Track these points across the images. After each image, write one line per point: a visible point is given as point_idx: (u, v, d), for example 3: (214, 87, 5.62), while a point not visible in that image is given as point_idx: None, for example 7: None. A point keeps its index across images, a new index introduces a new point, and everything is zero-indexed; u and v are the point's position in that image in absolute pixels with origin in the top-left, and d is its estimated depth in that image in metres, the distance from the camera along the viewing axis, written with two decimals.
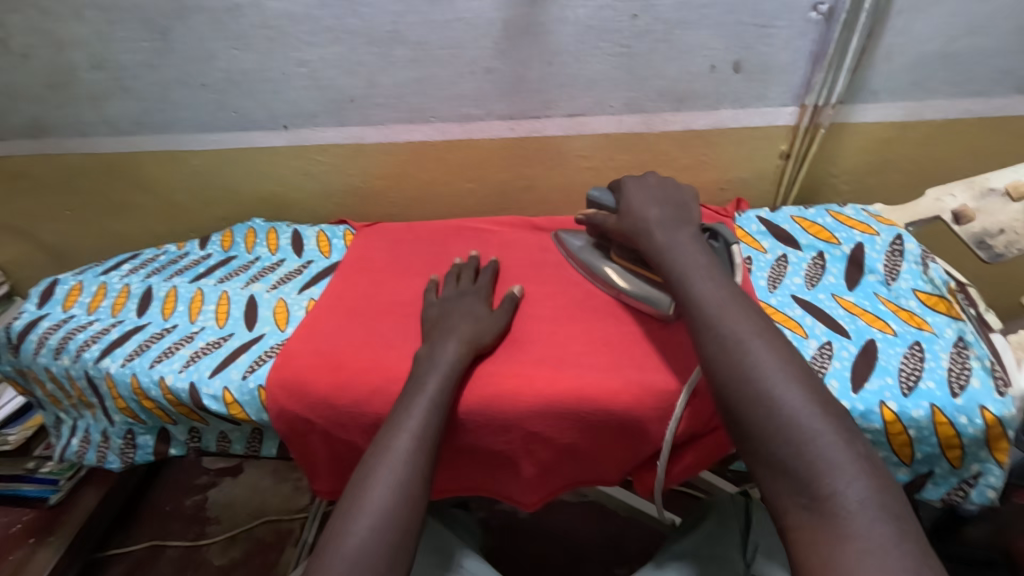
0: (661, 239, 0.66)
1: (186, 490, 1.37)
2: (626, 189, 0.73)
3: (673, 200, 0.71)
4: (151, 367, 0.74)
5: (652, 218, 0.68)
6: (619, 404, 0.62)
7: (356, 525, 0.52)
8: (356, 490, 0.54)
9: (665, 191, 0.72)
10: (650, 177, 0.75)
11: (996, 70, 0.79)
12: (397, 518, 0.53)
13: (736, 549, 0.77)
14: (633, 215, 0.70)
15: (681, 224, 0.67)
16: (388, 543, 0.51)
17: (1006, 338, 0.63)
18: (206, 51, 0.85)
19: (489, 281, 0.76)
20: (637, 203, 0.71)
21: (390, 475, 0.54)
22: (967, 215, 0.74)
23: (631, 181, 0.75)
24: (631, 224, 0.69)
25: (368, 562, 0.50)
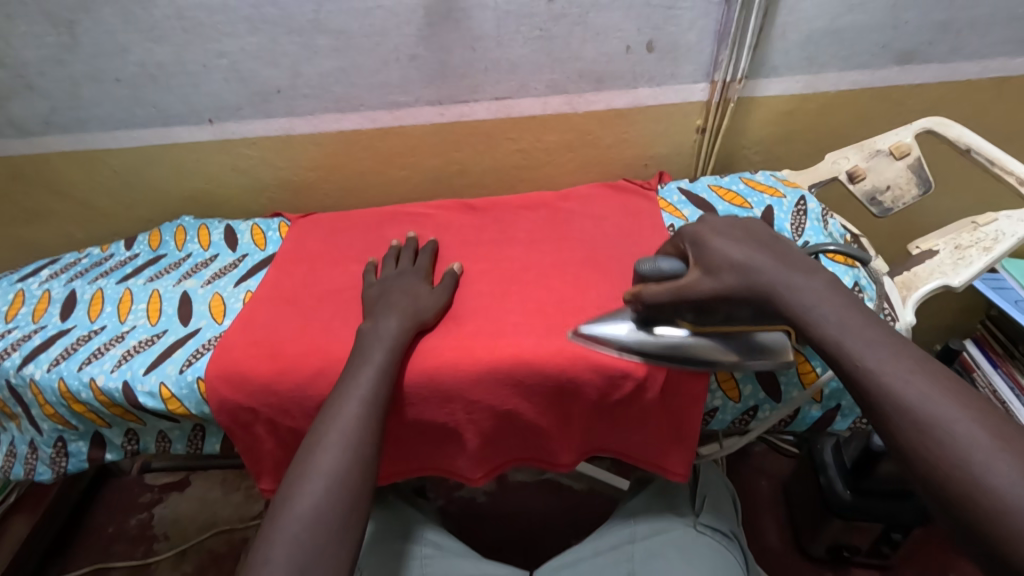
0: (803, 296, 0.47)
1: (129, 509, 1.32)
2: (708, 240, 0.54)
3: (770, 240, 0.53)
4: (79, 370, 0.71)
5: (771, 272, 0.49)
6: (556, 364, 0.66)
7: (311, 485, 0.52)
8: (305, 457, 0.55)
9: (749, 233, 0.55)
10: (716, 220, 0.57)
11: (876, 44, 0.87)
12: (348, 482, 0.54)
13: (686, 503, 0.81)
14: (741, 268, 0.50)
15: (809, 266, 0.49)
16: (341, 502, 0.52)
17: (892, 280, 0.70)
18: (118, 44, 0.82)
19: (428, 260, 0.78)
20: (734, 253, 0.52)
21: (341, 438, 0.56)
22: (859, 175, 0.83)
23: (700, 227, 0.56)
24: (743, 280, 0.50)
25: (323, 520, 0.51)
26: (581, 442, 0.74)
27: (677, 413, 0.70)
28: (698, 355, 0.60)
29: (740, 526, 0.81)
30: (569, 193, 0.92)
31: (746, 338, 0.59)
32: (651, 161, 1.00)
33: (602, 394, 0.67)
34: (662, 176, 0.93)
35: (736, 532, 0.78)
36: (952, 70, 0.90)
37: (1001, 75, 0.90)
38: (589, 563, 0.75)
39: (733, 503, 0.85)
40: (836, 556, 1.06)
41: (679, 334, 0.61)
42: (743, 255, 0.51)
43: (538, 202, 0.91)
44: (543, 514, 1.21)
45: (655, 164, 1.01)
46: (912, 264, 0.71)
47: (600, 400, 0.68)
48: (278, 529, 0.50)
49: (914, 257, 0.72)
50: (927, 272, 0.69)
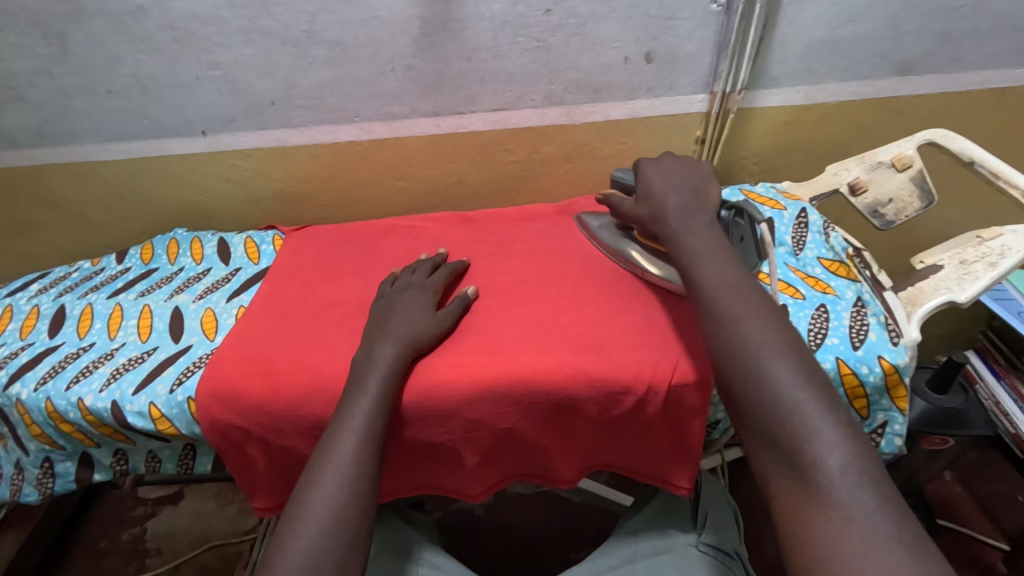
0: (678, 225, 0.64)
1: (121, 524, 1.30)
2: (645, 174, 0.71)
3: (691, 183, 0.69)
4: (67, 389, 0.69)
5: (673, 207, 0.66)
6: (555, 384, 0.64)
7: (305, 527, 0.51)
8: (301, 494, 0.54)
9: (681, 175, 0.70)
10: (665, 160, 0.73)
11: (875, 55, 0.86)
12: (345, 519, 0.52)
13: (687, 520, 0.79)
14: (652, 202, 0.68)
15: (699, 211, 0.66)
16: (338, 540, 0.51)
17: (897, 295, 0.69)
18: (110, 56, 0.81)
19: (444, 278, 0.75)
20: (655, 190, 0.69)
21: (337, 475, 0.54)
22: (861, 187, 0.82)
23: (648, 163, 0.73)
24: (650, 212, 0.68)
25: (316, 566, 0.49)
26: (582, 458, 0.73)
27: (678, 429, 0.68)
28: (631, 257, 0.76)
29: (743, 543, 0.79)
30: (567, 204, 0.91)
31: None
32: None
33: (602, 410, 0.66)
34: None
35: (739, 551, 0.76)
36: (952, 80, 0.89)
37: (1002, 85, 0.90)
38: None
39: (735, 519, 0.83)
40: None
41: (626, 240, 0.78)
42: (654, 193, 0.69)
43: (535, 214, 0.90)
44: (542, 528, 1.20)
45: None
46: (916, 279, 0.70)
47: (601, 416, 0.67)
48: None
49: (918, 273, 0.71)
50: (931, 287, 0.68)
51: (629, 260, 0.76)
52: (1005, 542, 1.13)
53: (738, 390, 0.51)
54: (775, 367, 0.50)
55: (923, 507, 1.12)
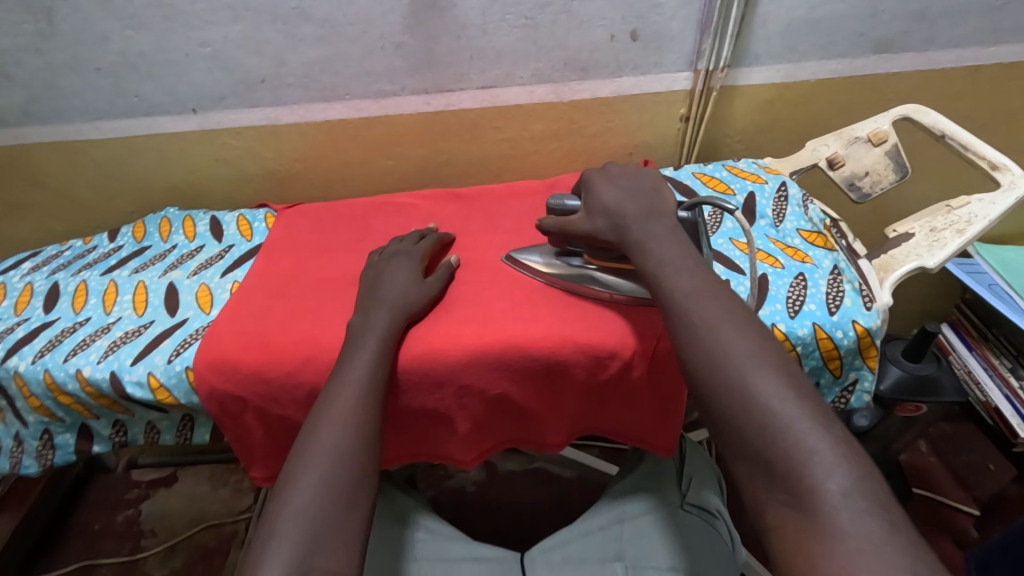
0: (639, 233, 0.62)
1: (115, 506, 1.31)
2: (594, 188, 0.69)
3: (643, 189, 0.68)
4: (65, 361, 0.70)
5: (631, 216, 0.64)
6: (543, 349, 0.67)
7: (313, 463, 0.53)
8: (308, 432, 0.56)
9: (632, 180, 0.69)
10: (611, 169, 0.72)
11: (854, 33, 0.89)
12: (352, 454, 0.54)
13: (673, 483, 0.82)
14: (609, 213, 0.66)
15: (656, 215, 0.64)
16: (347, 472, 0.53)
17: (871, 263, 0.72)
18: (98, 33, 0.81)
19: (432, 246, 0.77)
20: (608, 200, 0.67)
21: (342, 416, 0.56)
22: (839, 162, 0.85)
23: (595, 175, 0.71)
24: (607, 222, 0.66)
25: (328, 496, 0.51)
26: (570, 424, 0.75)
27: (662, 393, 0.71)
28: (594, 283, 0.71)
29: (725, 504, 0.82)
30: (556, 181, 0.93)
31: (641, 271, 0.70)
32: (636, 149, 1.01)
33: (589, 375, 0.69)
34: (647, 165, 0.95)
35: (721, 511, 0.80)
36: (927, 59, 0.92)
37: (975, 64, 0.93)
38: (578, 544, 0.75)
39: (717, 482, 0.86)
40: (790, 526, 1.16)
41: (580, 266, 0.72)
42: (609, 204, 0.66)
43: (525, 190, 0.92)
44: (533, 503, 1.23)
45: (640, 153, 1.02)
46: (889, 247, 0.73)
47: (588, 382, 0.69)
48: (283, 508, 0.50)
49: (891, 241, 0.74)
50: (903, 254, 0.71)
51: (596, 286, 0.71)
52: (976, 508, 1.18)
53: None
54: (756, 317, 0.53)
55: (898, 476, 1.17)
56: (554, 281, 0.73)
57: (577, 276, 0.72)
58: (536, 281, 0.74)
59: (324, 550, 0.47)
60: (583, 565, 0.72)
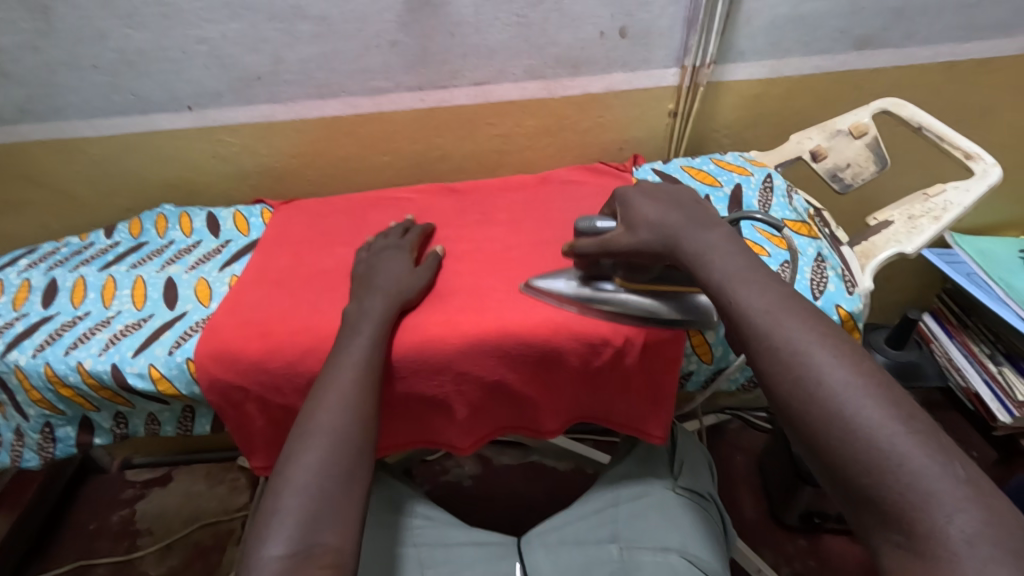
0: (694, 245, 0.56)
1: (111, 505, 1.31)
2: (632, 203, 0.63)
3: (686, 202, 0.62)
4: (66, 354, 0.71)
5: (680, 227, 0.58)
6: (538, 336, 0.68)
7: (315, 442, 0.54)
8: (308, 415, 0.57)
9: (671, 194, 0.63)
10: (646, 184, 0.66)
11: (835, 30, 0.92)
12: (351, 436, 0.56)
13: (665, 468, 0.84)
14: (655, 225, 0.60)
15: (709, 225, 0.58)
16: (347, 453, 0.54)
17: (853, 250, 0.75)
18: (96, 30, 0.82)
19: (417, 238, 0.79)
20: (652, 213, 0.61)
21: (342, 398, 0.58)
22: (822, 154, 0.87)
23: (630, 190, 0.65)
24: (655, 235, 0.59)
25: (330, 472, 0.52)
26: (566, 411, 0.78)
27: (654, 378, 0.73)
28: (629, 309, 0.68)
29: (716, 488, 0.84)
30: (548, 175, 0.95)
31: (676, 296, 0.68)
32: (626, 144, 1.03)
33: (584, 361, 0.71)
34: (637, 159, 0.97)
35: (712, 494, 0.82)
36: (906, 55, 0.95)
37: (951, 60, 0.96)
38: (574, 527, 0.77)
39: (708, 467, 0.88)
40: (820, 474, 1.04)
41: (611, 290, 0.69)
42: (656, 217, 0.60)
43: (518, 184, 0.94)
44: (528, 495, 1.25)
45: (630, 148, 1.04)
46: (869, 234, 0.76)
47: (582, 368, 0.71)
48: (285, 484, 0.51)
49: (871, 229, 0.77)
50: (883, 241, 0.73)
51: (629, 311, 0.68)
52: None
53: None
54: None
55: None
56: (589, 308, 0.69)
57: (612, 301, 0.69)
58: (566, 308, 0.70)
59: (326, 527, 0.49)
60: (580, 547, 0.74)
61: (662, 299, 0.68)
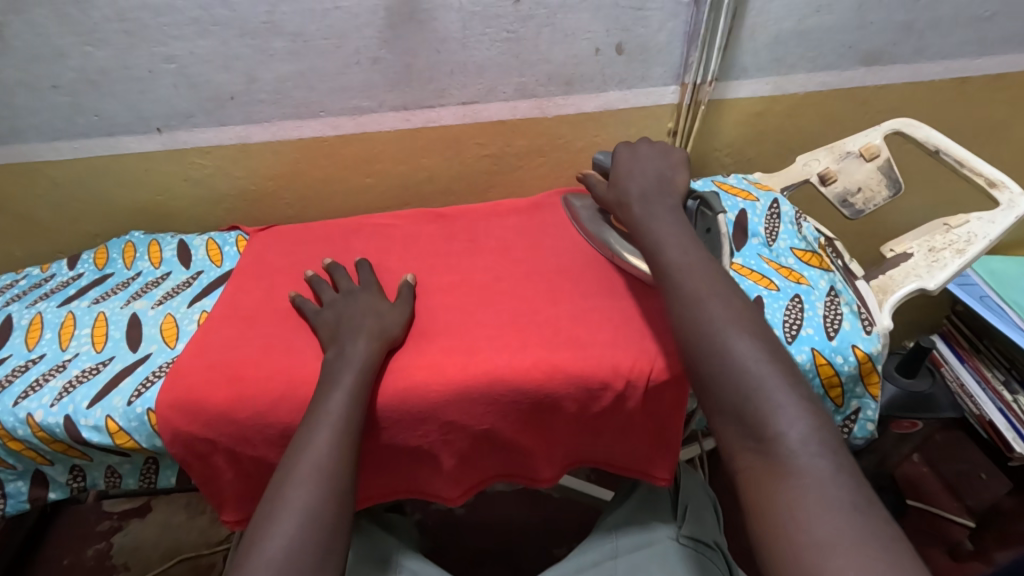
0: (642, 211, 0.64)
1: (85, 539, 1.24)
2: (618, 158, 0.72)
3: (661, 171, 0.69)
4: (15, 405, 0.65)
5: (637, 191, 0.67)
6: (531, 382, 0.63)
7: (283, 524, 0.48)
8: (274, 490, 0.51)
9: (655, 161, 0.70)
10: (641, 145, 0.73)
11: (843, 44, 0.87)
12: (322, 514, 0.50)
13: (668, 515, 0.78)
14: (616, 186, 0.69)
15: (663, 197, 0.66)
16: (316, 536, 0.48)
17: (869, 283, 0.70)
18: (54, 49, 0.76)
19: (372, 277, 0.73)
20: (624, 173, 0.69)
21: (313, 467, 0.52)
22: (830, 177, 0.82)
23: (623, 149, 0.73)
24: (615, 195, 0.69)
25: (295, 564, 0.46)
26: (563, 457, 0.72)
27: (657, 423, 0.68)
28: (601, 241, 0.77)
29: (722, 535, 0.79)
30: (541, 198, 0.89)
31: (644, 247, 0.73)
32: None
33: (582, 407, 0.65)
34: None
35: (718, 542, 0.76)
36: (916, 71, 0.91)
37: (963, 75, 0.91)
38: None
39: (714, 510, 0.83)
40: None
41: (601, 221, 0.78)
42: (621, 179, 0.69)
43: (510, 208, 0.88)
44: (524, 526, 1.19)
45: None
46: (887, 267, 0.71)
47: (580, 414, 0.66)
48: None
49: (888, 261, 0.72)
50: (902, 275, 0.69)
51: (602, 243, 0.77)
52: (971, 520, 1.16)
53: (704, 389, 0.50)
54: (756, 351, 0.49)
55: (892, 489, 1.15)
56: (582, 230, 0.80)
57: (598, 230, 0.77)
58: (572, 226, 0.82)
59: None
60: None
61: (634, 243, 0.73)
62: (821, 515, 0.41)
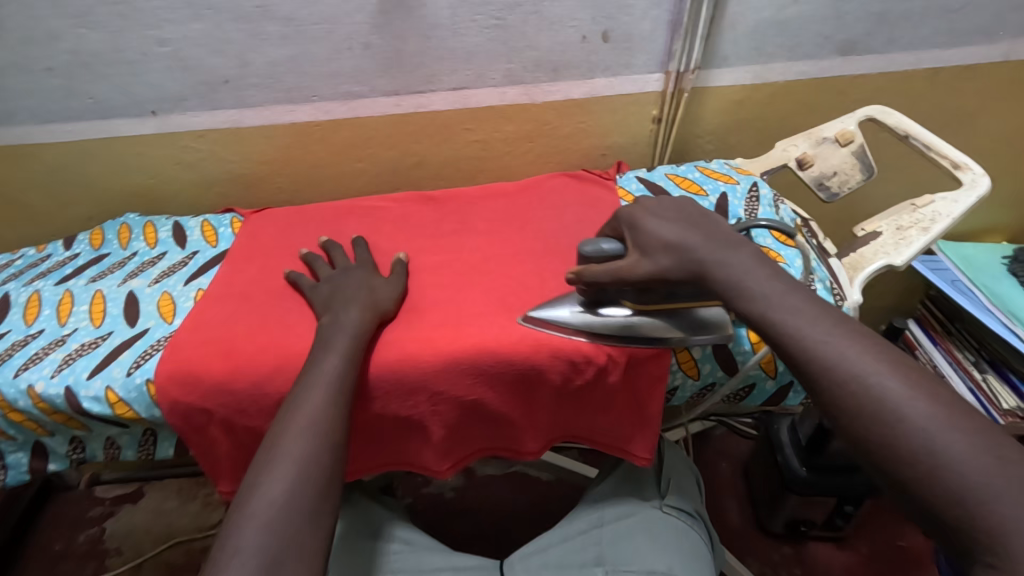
0: (727, 268, 0.52)
1: (77, 525, 1.25)
2: (643, 224, 0.59)
3: (699, 220, 0.59)
4: (15, 377, 0.67)
5: (702, 249, 0.55)
6: (518, 353, 0.66)
7: (281, 472, 0.51)
8: (272, 442, 0.53)
9: (681, 212, 0.60)
10: (649, 203, 0.63)
11: (819, 35, 0.90)
12: (318, 466, 0.52)
13: (651, 486, 0.81)
14: (673, 248, 0.56)
15: (733, 244, 0.55)
16: (313, 484, 0.51)
17: (841, 261, 0.74)
18: (48, 31, 0.77)
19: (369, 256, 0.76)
20: (667, 234, 0.57)
21: (311, 422, 0.54)
22: (808, 162, 0.86)
23: (637, 210, 0.62)
24: (674, 260, 0.56)
25: (294, 508, 0.49)
26: (548, 430, 0.75)
27: (638, 396, 0.71)
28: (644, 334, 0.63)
29: (703, 505, 0.82)
30: (529, 182, 0.92)
31: (688, 316, 0.64)
32: (609, 151, 1.01)
33: (566, 378, 0.68)
34: (620, 165, 0.95)
35: (699, 512, 0.80)
36: (889, 61, 0.94)
37: (934, 66, 0.95)
38: (557, 549, 0.75)
39: (696, 482, 0.86)
40: (827, 486, 1.00)
41: (622, 312, 0.64)
42: (672, 238, 0.56)
43: (499, 192, 0.91)
44: (513, 506, 1.22)
45: (613, 154, 1.02)
46: (857, 246, 0.75)
47: (564, 386, 0.69)
48: (246, 520, 0.48)
49: (859, 239, 0.76)
50: (872, 252, 0.72)
51: (643, 338, 0.63)
52: None
53: None
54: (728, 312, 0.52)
55: None
56: (598, 336, 0.64)
57: (627, 329, 0.63)
58: (573, 337, 0.65)
59: (288, 565, 0.46)
60: (563, 571, 0.71)
61: (679, 318, 0.63)
62: None
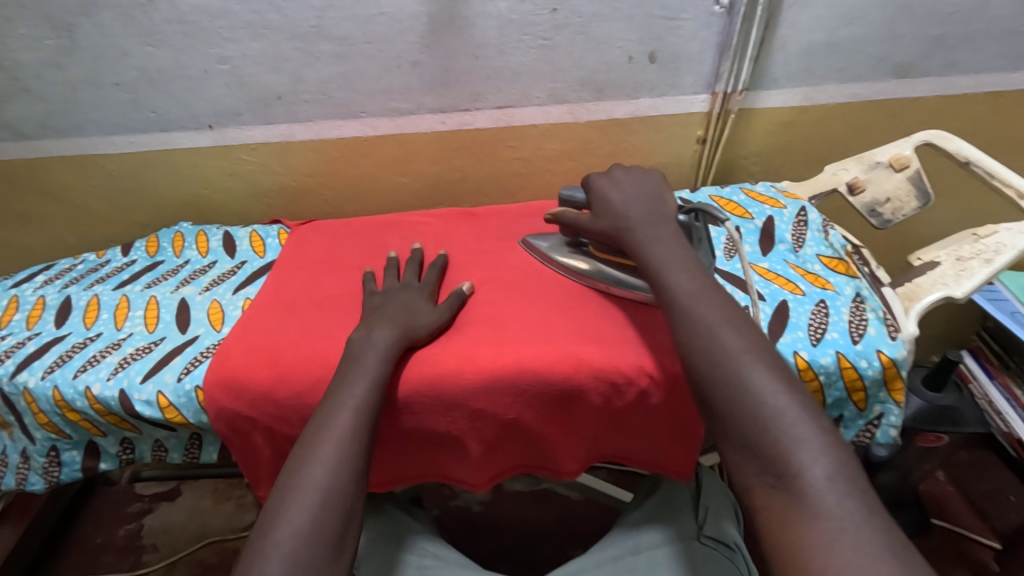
0: (644, 236, 0.65)
1: (118, 519, 1.29)
2: (599, 189, 0.72)
3: (648, 195, 0.70)
4: (74, 378, 0.70)
5: (637, 219, 0.67)
6: (557, 374, 0.65)
7: (303, 501, 0.51)
8: (297, 467, 0.54)
9: (638, 185, 0.71)
10: (617, 173, 0.73)
11: (872, 57, 0.88)
12: (341, 494, 0.52)
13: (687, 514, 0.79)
14: (613, 214, 0.69)
15: (659, 220, 0.66)
16: (333, 513, 0.51)
17: (895, 291, 0.71)
18: (117, 48, 0.81)
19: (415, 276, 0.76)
20: (614, 202, 0.70)
21: (335, 449, 0.55)
22: (859, 186, 0.83)
23: (601, 179, 0.73)
24: (613, 223, 0.68)
25: (314, 541, 0.49)
26: (585, 450, 0.74)
27: (679, 420, 0.70)
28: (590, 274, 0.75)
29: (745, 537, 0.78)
30: None
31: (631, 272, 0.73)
32: None
33: (605, 400, 0.67)
34: None
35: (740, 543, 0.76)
36: (947, 84, 0.91)
37: (996, 89, 0.92)
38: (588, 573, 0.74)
39: (735, 513, 0.83)
40: None
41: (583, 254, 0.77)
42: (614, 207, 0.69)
43: (538, 209, 0.91)
44: (540, 524, 1.21)
45: None
46: (914, 275, 0.73)
47: (603, 407, 0.68)
48: (265, 549, 0.48)
49: (915, 269, 0.74)
50: (929, 283, 0.70)
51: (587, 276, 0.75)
52: (997, 541, 1.11)
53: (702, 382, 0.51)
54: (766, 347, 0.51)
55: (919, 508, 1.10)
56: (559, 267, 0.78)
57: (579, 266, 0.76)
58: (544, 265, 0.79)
59: None
60: None
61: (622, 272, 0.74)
62: (832, 509, 0.41)
